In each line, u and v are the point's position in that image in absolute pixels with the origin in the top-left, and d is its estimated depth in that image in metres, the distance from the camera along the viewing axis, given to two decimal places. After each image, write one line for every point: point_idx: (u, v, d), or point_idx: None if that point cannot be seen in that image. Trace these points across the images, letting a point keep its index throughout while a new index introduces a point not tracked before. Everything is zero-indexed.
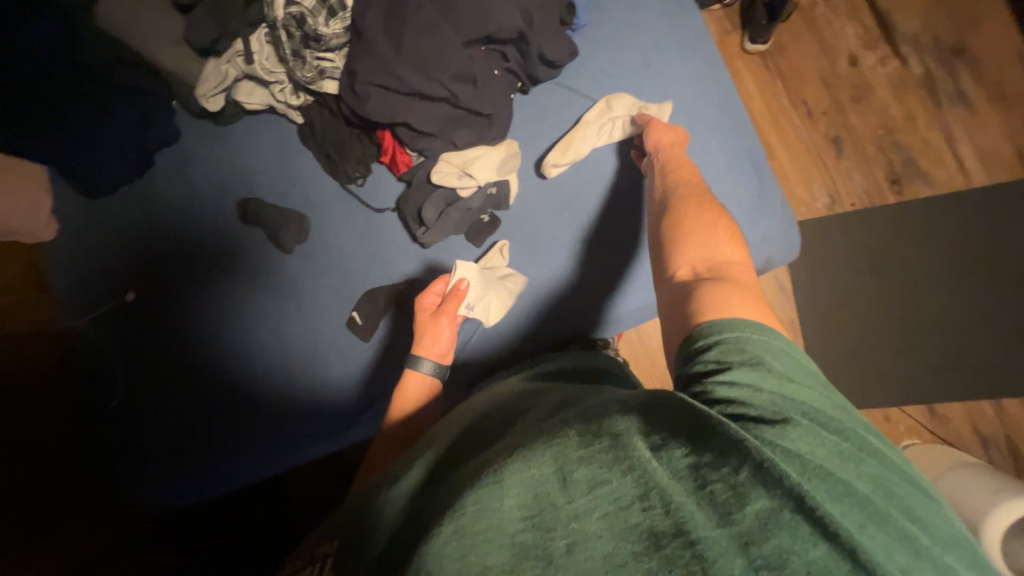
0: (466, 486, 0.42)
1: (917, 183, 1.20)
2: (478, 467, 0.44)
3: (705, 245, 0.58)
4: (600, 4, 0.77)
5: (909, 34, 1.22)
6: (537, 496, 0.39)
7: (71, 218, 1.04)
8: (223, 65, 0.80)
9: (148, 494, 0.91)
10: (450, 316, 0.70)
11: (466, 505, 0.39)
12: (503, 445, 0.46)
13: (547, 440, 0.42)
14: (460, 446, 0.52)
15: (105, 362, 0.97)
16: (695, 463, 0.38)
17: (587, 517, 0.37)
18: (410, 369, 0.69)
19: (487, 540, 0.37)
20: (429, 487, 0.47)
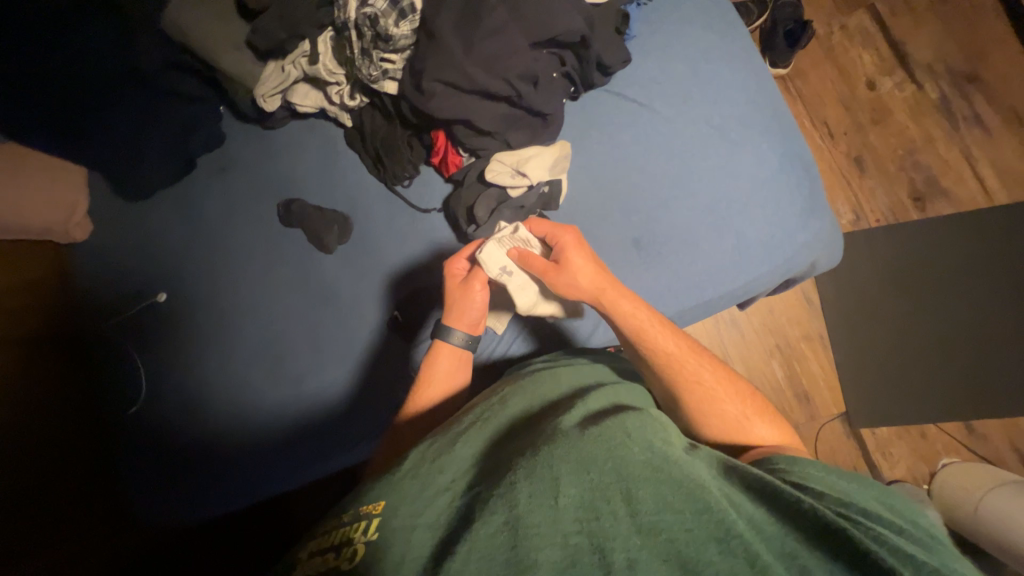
0: (523, 478, 0.50)
1: (940, 201, 1.23)
2: (538, 463, 0.52)
3: (743, 429, 0.67)
4: (648, 17, 0.81)
5: (923, 61, 1.28)
6: (590, 502, 0.48)
7: (112, 219, 1.07)
8: (286, 65, 0.83)
9: (147, 510, 0.92)
10: (478, 281, 0.75)
11: (523, 496, 0.48)
12: (561, 445, 0.54)
13: (611, 462, 0.51)
14: (511, 441, 0.60)
15: (131, 368, 1.00)
16: (765, 521, 0.48)
17: (645, 536, 0.45)
18: (440, 340, 0.76)
19: (542, 536, 0.45)
20: (480, 470, 0.56)
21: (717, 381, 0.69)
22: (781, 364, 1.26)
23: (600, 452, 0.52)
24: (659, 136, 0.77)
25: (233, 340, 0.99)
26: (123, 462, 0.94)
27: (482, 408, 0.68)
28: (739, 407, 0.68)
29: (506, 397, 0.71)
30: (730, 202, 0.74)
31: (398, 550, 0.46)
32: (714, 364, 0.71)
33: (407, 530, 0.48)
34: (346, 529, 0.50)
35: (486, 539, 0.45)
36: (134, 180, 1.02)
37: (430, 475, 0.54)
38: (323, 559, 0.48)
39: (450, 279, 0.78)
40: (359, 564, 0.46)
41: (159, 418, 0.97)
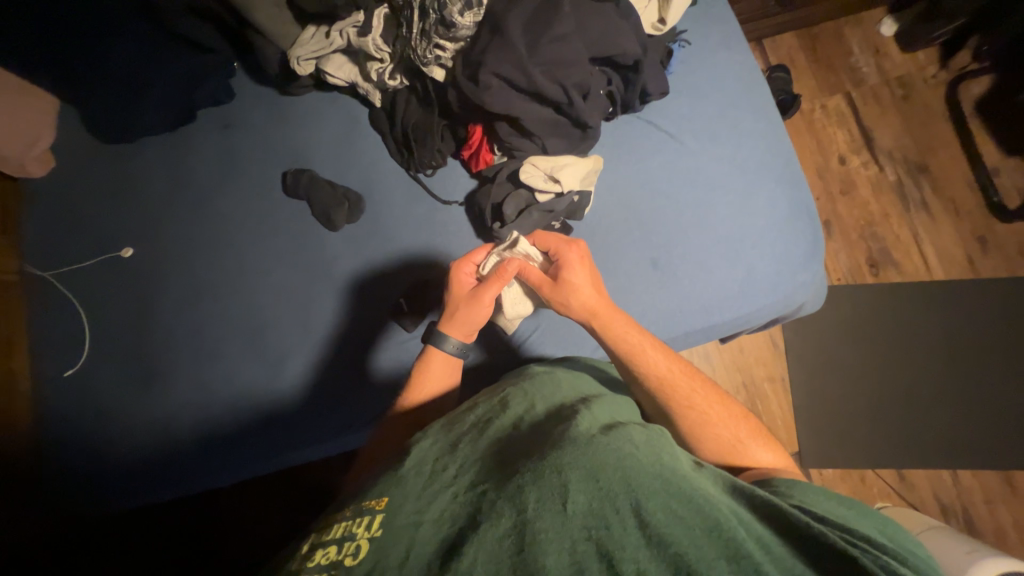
0: (530, 482, 0.44)
1: (890, 269, 1.39)
2: (546, 466, 0.45)
3: (741, 454, 0.67)
4: (684, 61, 0.88)
5: (885, 148, 1.46)
6: (599, 511, 0.42)
7: (85, 161, 0.99)
8: (332, 33, 0.81)
9: (72, 490, 0.84)
10: (488, 296, 0.71)
11: (529, 501, 0.42)
12: (570, 448, 0.47)
13: (621, 471, 0.45)
14: (514, 441, 0.53)
15: (80, 329, 0.93)
16: (774, 542, 0.44)
17: (656, 548, 0.40)
18: (434, 346, 0.72)
19: (551, 542, 0.39)
20: (485, 468, 0.49)
21: (710, 409, 0.70)
22: (745, 401, 1.32)
23: (608, 460, 0.46)
24: (684, 166, 0.83)
25: (210, 307, 0.92)
26: (54, 432, 0.87)
27: (484, 408, 0.60)
28: (733, 429, 0.69)
29: (509, 394, 0.63)
30: (741, 237, 0.81)
31: (402, 545, 0.40)
32: (707, 386, 0.72)
33: (409, 529, 0.42)
34: (349, 525, 0.44)
35: (492, 542, 0.40)
36: (127, 124, 0.96)
37: (432, 473, 0.48)
38: (323, 554, 0.41)
39: (456, 288, 0.72)
40: (363, 562, 0.39)
41: (113, 395, 0.88)
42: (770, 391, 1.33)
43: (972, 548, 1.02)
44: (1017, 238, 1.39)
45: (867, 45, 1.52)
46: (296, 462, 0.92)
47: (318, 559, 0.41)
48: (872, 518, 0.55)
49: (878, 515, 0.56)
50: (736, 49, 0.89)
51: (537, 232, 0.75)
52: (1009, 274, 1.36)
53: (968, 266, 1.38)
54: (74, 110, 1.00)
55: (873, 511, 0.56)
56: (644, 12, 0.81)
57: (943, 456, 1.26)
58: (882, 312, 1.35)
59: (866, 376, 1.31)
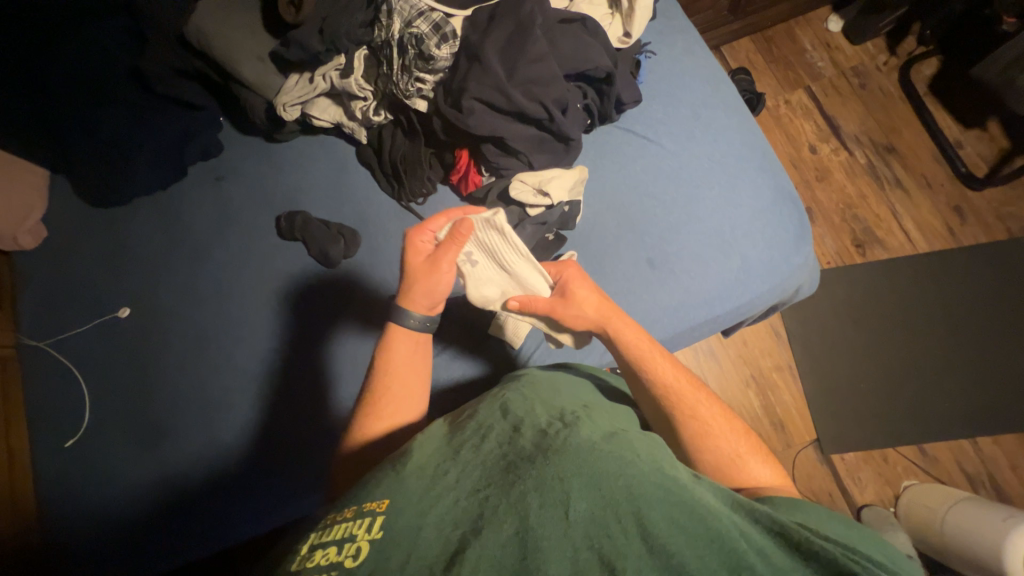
0: (531, 489, 0.42)
1: (876, 247, 1.42)
2: (548, 473, 0.43)
3: (745, 472, 0.62)
4: (653, 71, 0.94)
5: (852, 133, 1.53)
6: (599, 519, 0.41)
7: (77, 228, 1.00)
8: (316, 78, 0.85)
9: (84, 564, 0.81)
10: (447, 261, 0.67)
11: (532, 508, 0.41)
12: (572, 455, 0.45)
13: (623, 479, 0.44)
14: (516, 441, 0.49)
15: (79, 396, 0.91)
16: (777, 554, 0.40)
17: (657, 560, 0.38)
18: (395, 323, 0.67)
19: (552, 551, 0.38)
20: (487, 467, 0.46)
21: (717, 418, 0.66)
22: (757, 394, 1.32)
23: (610, 467, 0.44)
24: (667, 168, 0.87)
25: (213, 359, 0.91)
26: (60, 504, 0.85)
27: (485, 409, 0.56)
28: (732, 443, 0.64)
29: (507, 395, 0.57)
30: (730, 229, 0.83)
31: (404, 549, 0.39)
32: (711, 398, 0.67)
33: (411, 531, 0.40)
34: (348, 525, 0.42)
35: (494, 549, 0.39)
36: (115, 184, 0.96)
37: (432, 477, 0.45)
38: (323, 554, 0.40)
39: (411, 255, 0.67)
40: (364, 565, 0.38)
41: (117, 457, 0.86)
42: (780, 380, 1.33)
43: (1006, 514, 1.02)
44: (991, 203, 1.44)
45: (818, 42, 1.61)
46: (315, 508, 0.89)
47: (317, 561, 0.39)
48: (862, 534, 0.50)
49: (866, 531, 0.51)
50: (700, 55, 0.95)
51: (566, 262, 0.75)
52: (990, 239, 1.40)
53: (949, 236, 1.42)
54: (64, 181, 1.02)
55: (862, 527, 0.51)
56: (609, 28, 0.86)
57: (960, 426, 1.26)
58: (875, 289, 1.38)
59: (870, 354, 1.32)
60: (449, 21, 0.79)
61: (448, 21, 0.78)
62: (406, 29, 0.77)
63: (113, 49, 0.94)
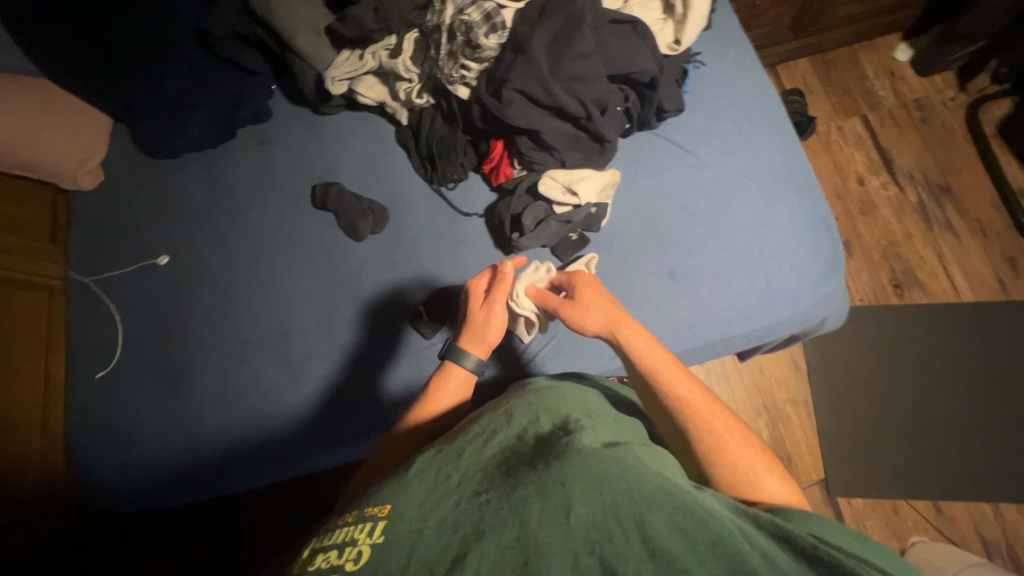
0: (533, 494, 0.41)
1: (916, 289, 1.36)
2: (549, 476, 0.43)
3: (760, 489, 0.57)
4: (701, 81, 0.92)
5: (906, 169, 1.46)
6: (603, 525, 0.39)
7: (130, 175, 1.06)
8: (367, 55, 0.88)
9: (98, 487, 0.87)
10: (499, 304, 0.71)
11: (533, 512, 0.39)
12: (573, 459, 0.44)
13: (625, 483, 0.42)
14: (519, 449, 0.49)
15: (113, 332, 0.97)
16: (782, 559, 0.38)
17: (660, 566, 0.36)
18: (453, 361, 0.70)
19: (553, 555, 0.37)
20: (488, 473, 0.45)
21: (738, 432, 0.61)
22: (766, 424, 1.28)
23: (610, 471, 0.43)
24: (700, 180, 0.86)
25: (238, 314, 0.95)
26: (83, 430, 0.91)
27: (488, 417, 0.55)
28: (749, 459, 0.59)
29: (512, 405, 0.57)
30: (760, 250, 0.82)
31: (404, 549, 0.37)
32: (726, 413, 0.63)
33: (411, 535, 0.38)
34: (350, 529, 0.40)
35: (494, 554, 0.37)
36: (169, 139, 1.02)
37: (433, 480, 0.45)
38: (324, 558, 0.38)
39: (472, 301, 0.73)
40: (365, 567, 0.36)
41: (139, 393, 0.92)
42: (793, 413, 1.29)
43: None
44: None
45: (882, 70, 1.54)
46: (312, 469, 0.92)
47: (318, 563, 0.38)
48: (885, 554, 0.46)
49: (894, 554, 0.47)
50: (752, 70, 0.93)
51: (581, 279, 0.74)
52: None
53: (998, 287, 1.34)
54: (125, 130, 1.08)
55: (889, 550, 0.47)
56: (660, 33, 0.86)
57: (983, 488, 1.19)
58: (909, 333, 1.31)
59: (895, 399, 1.26)
60: (501, 12, 0.79)
61: (500, 11, 0.79)
62: (457, 15, 0.79)
63: (181, 9, 0.98)
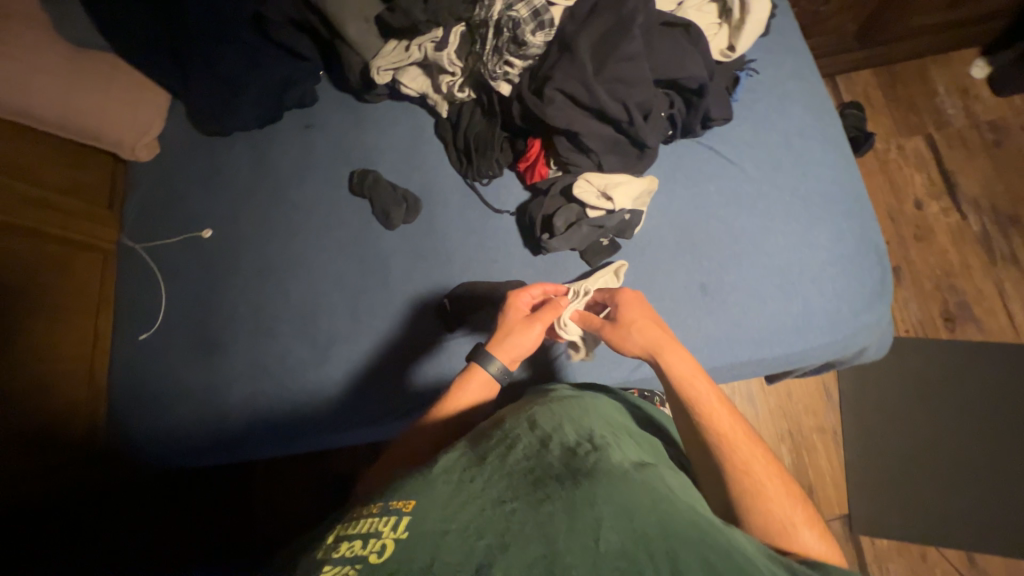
0: (561, 511, 0.41)
1: (969, 325, 1.27)
2: (578, 494, 0.42)
3: (795, 538, 0.55)
4: (753, 90, 0.88)
5: (971, 195, 1.35)
6: (634, 554, 0.38)
7: (183, 150, 1.11)
8: (413, 47, 0.89)
9: (133, 442, 0.93)
10: (542, 322, 0.71)
11: (561, 529, 0.39)
12: (603, 481, 0.44)
13: (657, 514, 0.42)
14: (544, 458, 0.48)
15: (157, 298, 1.02)
16: None
17: None
18: (478, 364, 0.70)
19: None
20: (514, 482, 0.45)
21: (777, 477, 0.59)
22: (790, 451, 1.23)
23: (642, 500, 0.43)
24: (743, 193, 0.82)
25: (271, 291, 0.99)
26: (124, 386, 0.97)
27: (511, 423, 0.55)
28: (787, 508, 0.56)
29: (536, 412, 0.57)
30: (801, 272, 0.78)
31: (428, 549, 0.37)
32: (768, 456, 0.60)
33: (435, 534, 0.38)
34: (374, 521, 0.41)
35: (520, 568, 0.36)
36: (221, 118, 1.06)
37: (459, 482, 0.45)
38: (348, 547, 0.39)
39: (512, 311, 0.73)
40: (388, 562, 0.36)
41: (176, 358, 0.97)
42: (819, 442, 1.23)
43: None
44: None
45: (953, 87, 1.44)
46: (328, 447, 0.95)
47: (342, 552, 0.39)
48: None
49: None
50: (809, 81, 0.88)
51: (626, 297, 0.71)
52: None
53: None
54: (182, 107, 1.13)
55: None
56: (713, 38, 0.82)
57: None
58: (957, 371, 1.23)
59: (935, 440, 1.18)
60: (549, 10, 0.78)
61: (549, 8, 0.78)
62: (505, 11, 0.77)
63: None
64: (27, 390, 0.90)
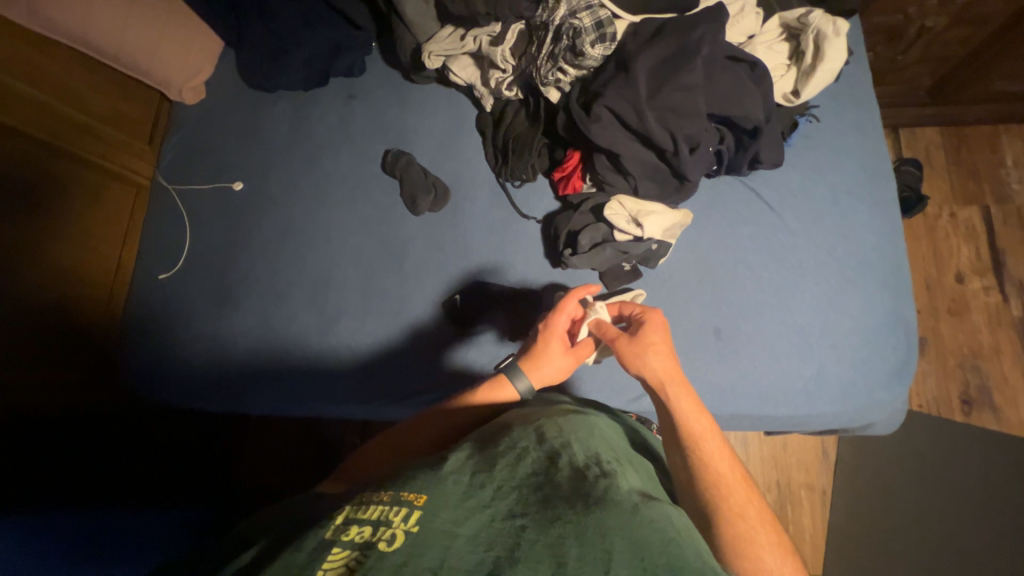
0: (571, 536, 0.40)
1: (986, 411, 1.22)
2: (590, 522, 0.41)
3: None
4: (809, 137, 0.84)
5: (1016, 277, 1.29)
6: None
7: (227, 99, 1.12)
8: (469, 38, 0.87)
9: (140, 374, 0.96)
10: (579, 357, 0.73)
11: (569, 556, 0.38)
12: (615, 510, 0.43)
13: (669, 555, 0.40)
14: (553, 475, 0.47)
15: (180, 240, 1.04)
16: None
17: None
18: (516, 388, 0.68)
19: None
20: (525, 497, 0.44)
21: (768, 521, 0.59)
22: (772, 501, 1.24)
23: (654, 539, 0.41)
24: (778, 244, 0.80)
25: (290, 255, 1.00)
26: (139, 318, 1.00)
27: (520, 430, 0.54)
28: (778, 561, 0.57)
29: (544, 422, 0.56)
30: (822, 334, 0.76)
31: (438, 550, 0.38)
32: (761, 505, 0.60)
33: (445, 537, 0.39)
34: (384, 509, 0.42)
35: None
36: (269, 74, 1.06)
37: (468, 487, 0.44)
38: (358, 532, 0.40)
39: (556, 334, 0.72)
40: (396, 553, 0.37)
41: (191, 302, 1.00)
42: None
43: None
44: None
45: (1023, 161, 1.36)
46: (318, 416, 0.96)
47: (352, 535, 0.40)
48: None
49: None
50: (870, 137, 0.84)
51: (657, 323, 0.68)
52: None
53: None
54: (233, 56, 1.14)
55: None
56: (779, 80, 0.79)
57: None
58: None
59: None
60: (613, 22, 0.76)
61: (613, 22, 0.76)
62: (567, 18, 0.75)
63: None
64: (43, 306, 0.91)
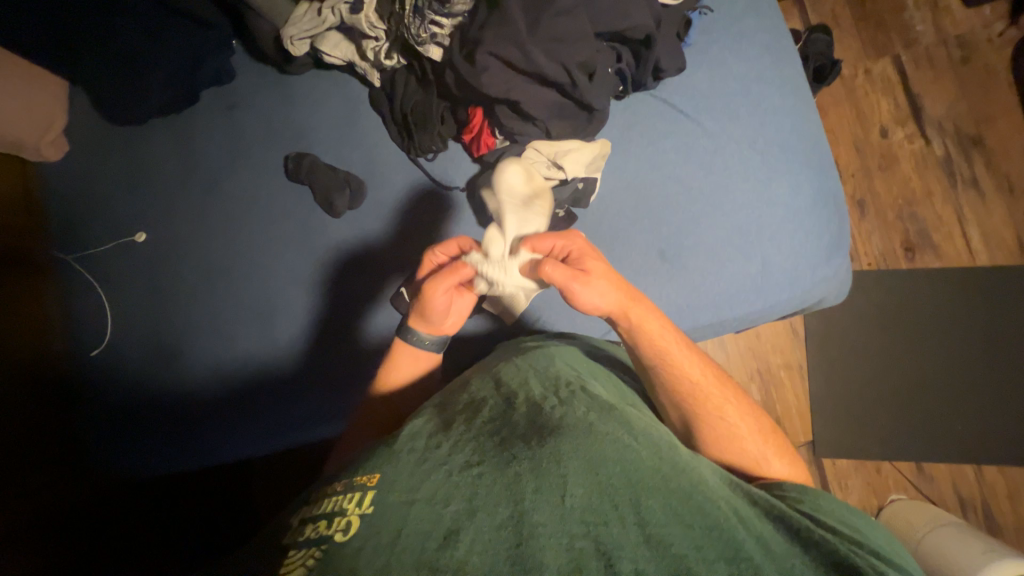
0: (527, 472, 0.41)
1: (927, 252, 1.29)
2: (544, 454, 0.42)
3: (765, 465, 0.62)
4: (708, 30, 0.81)
5: (935, 117, 1.33)
6: (599, 506, 0.40)
7: (95, 145, 1.00)
8: (325, 11, 0.79)
9: (104, 457, 0.89)
10: (437, 288, 0.65)
11: (526, 491, 0.40)
12: (570, 436, 0.44)
13: (621, 464, 0.43)
14: (510, 417, 0.48)
15: (99, 310, 0.95)
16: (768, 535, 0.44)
17: (653, 548, 0.38)
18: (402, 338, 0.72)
19: (549, 536, 0.37)
20: (482, 445, 0.45)
21: (745, 409, 0.65)
22: (759, 390, 1.27)
23: (609, 451, 0.44)
24: (701, 149, 0.78)
25: (220, 296, 0.93)
26: (80, 400, 0.91)
27: (478, 386, 0.54)
28: (760, 446, 0.63)
29: (501, 369, 0.57)
30: (761, 226, 0.76)
31: (395, 523, 0.38)
32: (737, 395, 0.66)
33: (403, 508, 0.39)
34: (339, 498, 0.41)
35: (489, 533, 0.37)
36: (133, 105, 0.94)
37: (424, 450, 0.44)
38: (314, 527, 0.40)
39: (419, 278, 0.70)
40: (353, 540, 0.37)
41: (132, 369, 0.92)
42: (791, 379, 1.27)
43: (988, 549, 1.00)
44: None
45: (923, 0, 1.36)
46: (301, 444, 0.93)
47: (307, 533, 0.39)
48: (839, 504, 0.54)
49: (852, 506, 0.54)
50: (767, 15, 0.81)
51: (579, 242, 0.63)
52: None
53: (1017, 252, 1.27)
54: (83, 94, 1.00)
55: (851, 506, 0.54)
56: None
57: (967, 451, 1.22)
58: (914, 298, 1.27)
59: (891, 365, 1.25)
60: None
61: None
62: None
63: None
64: None
